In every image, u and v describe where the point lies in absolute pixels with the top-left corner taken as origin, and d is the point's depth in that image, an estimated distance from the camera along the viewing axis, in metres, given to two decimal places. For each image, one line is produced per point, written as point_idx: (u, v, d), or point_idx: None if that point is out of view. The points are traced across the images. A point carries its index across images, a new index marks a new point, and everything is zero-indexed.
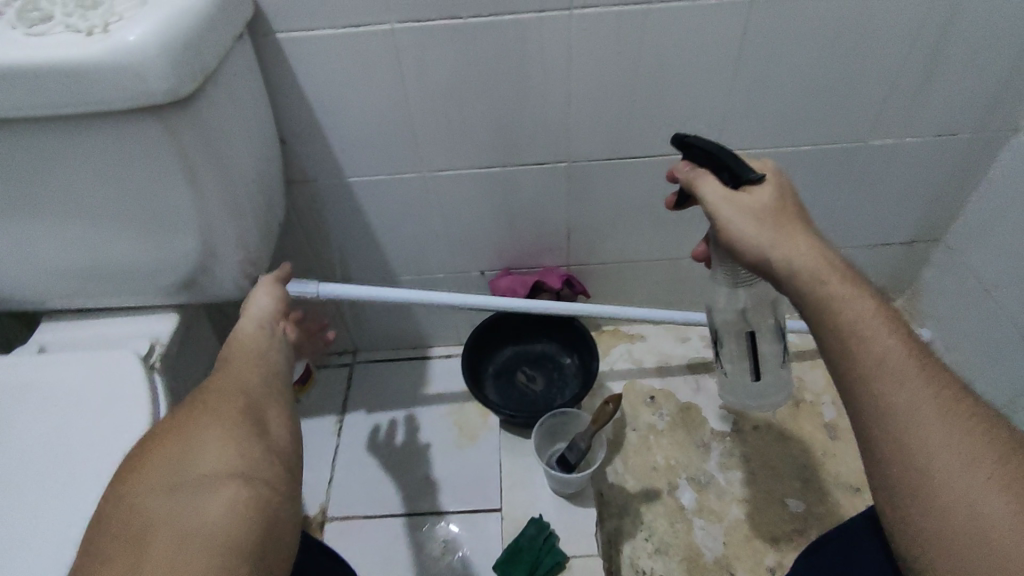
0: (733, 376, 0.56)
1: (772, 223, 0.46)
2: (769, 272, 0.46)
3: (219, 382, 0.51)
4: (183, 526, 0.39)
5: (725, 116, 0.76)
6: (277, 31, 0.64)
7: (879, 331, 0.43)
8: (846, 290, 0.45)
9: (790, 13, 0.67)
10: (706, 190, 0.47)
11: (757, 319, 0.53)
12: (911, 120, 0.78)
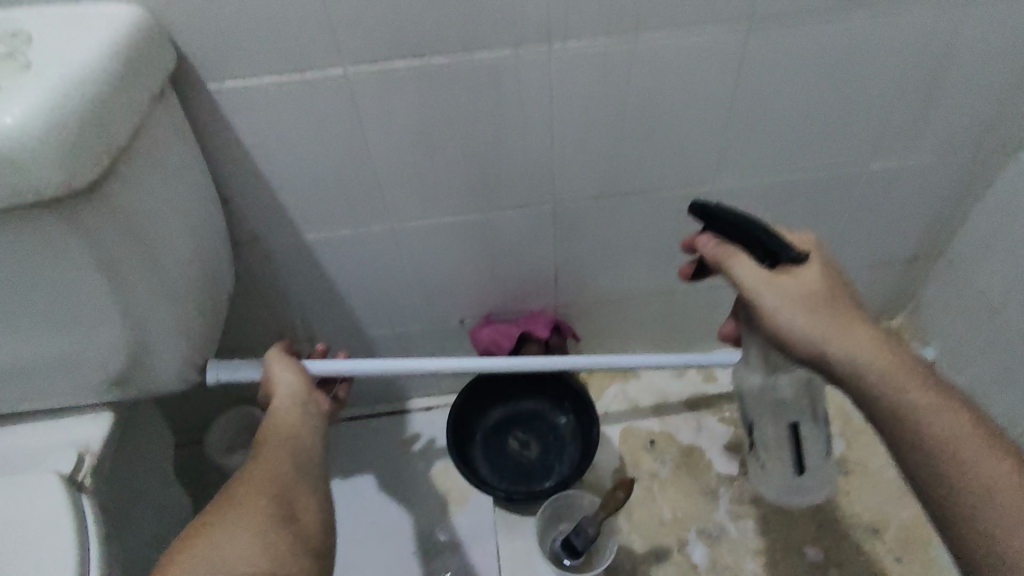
0: (771, 461, 0.61)
1: (821, 309, 0.49)
2: (827, 363, 0.50)
3: (252, 466, 0.49)
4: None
5: (721, 146, 0.69)
6: (207, 80, 0.54)
7: (979, 452, 0.47)
8: (930, 400, 0.48)
9: (789, 36, 0.60)
10: (746, 272, 0.49)
11: (798, 411, 0.57)
12: (915, 141, 0.73)
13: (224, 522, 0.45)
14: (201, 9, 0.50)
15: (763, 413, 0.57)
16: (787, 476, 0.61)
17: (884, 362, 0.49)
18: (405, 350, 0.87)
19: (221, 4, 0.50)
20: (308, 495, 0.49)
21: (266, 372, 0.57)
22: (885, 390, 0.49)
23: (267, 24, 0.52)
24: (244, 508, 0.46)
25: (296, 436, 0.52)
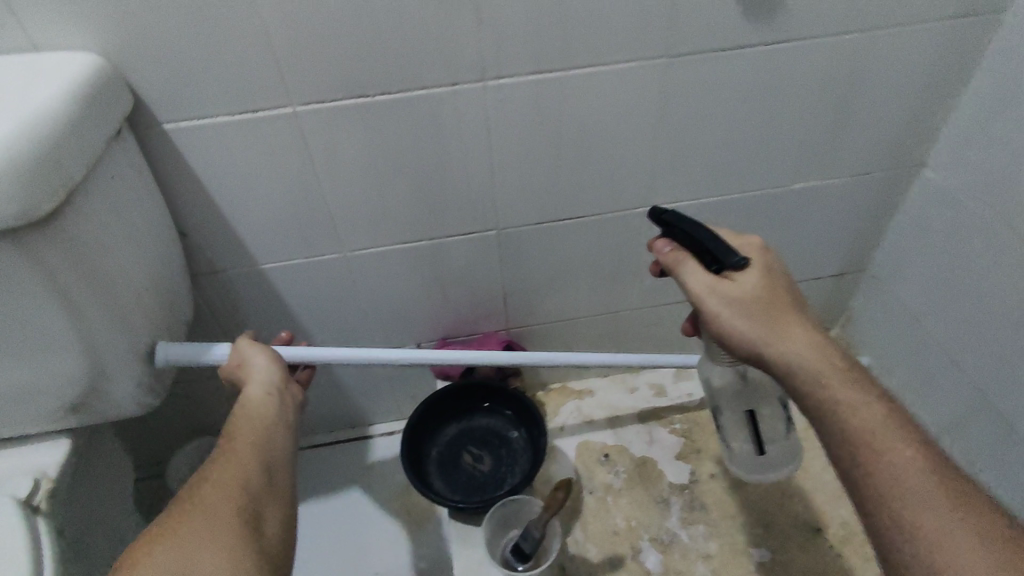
0: (735, 445, 0.65)
1: (760, 312, 0.52)
2: (764, 362, 0.53)
3: (210, 466, 0.48)
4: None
5: (650, 173, 0.75)
6: (163, 121, 0.59)
7: (894, 443, 0.49)
8: (852, 400, 0.51)
9: (700, 74, 0.67)
10: (691, 276, 0.53)
11: (757, 399, 0.62)
12: (827, 165, 0.80)
13: (170, 525, 0.43)
14: (156, 56, 0.54)
15: (728, 399, 0.62)
16: (752, 460, 0.65)
17: (815, 364, 0.52)
18: (365, 375, 0.90)
19: (176, 52, 0.55)
20: (263, 496, 0.47)
21: (241, 361, 0.57)
22: (815, 389, 0.52)
23: (220, 68, 0.56)
24: (191, 509, 0.44)
25: (270, 428, 0.52)
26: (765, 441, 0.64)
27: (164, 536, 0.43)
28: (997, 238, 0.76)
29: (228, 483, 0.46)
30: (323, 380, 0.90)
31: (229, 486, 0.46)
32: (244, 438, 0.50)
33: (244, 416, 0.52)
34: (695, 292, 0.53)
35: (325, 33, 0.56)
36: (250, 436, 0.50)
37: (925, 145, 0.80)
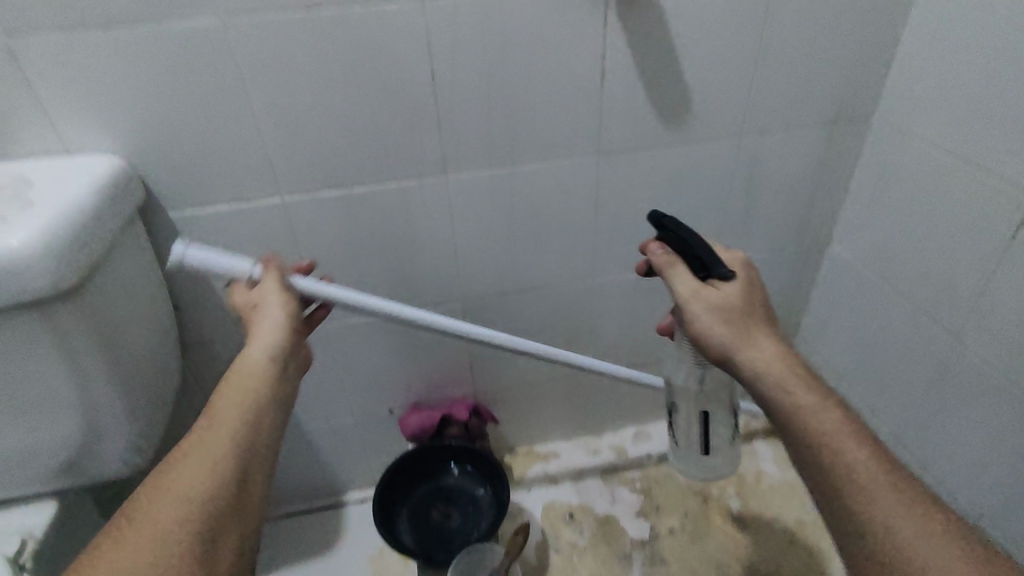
0: (686, 444, 0.69)
1: (736, 320, 0.54)
2: (733, 367, 0.55)
3: (181, 447, 0.48)
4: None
5: (594, 251, 0.86)
6: (168, 210, 0.68)
7: (845, 442, 0.50)
8: (814, 400, 0.52)
9: (631, 169, 0.79)
10: (678, 279, 0.56)
11: (713, 403, 0.66)
12: (749, 241, 0.91)
13: (130, 509, 0.44)
14: (167, 156, 0.65)
15: (686, 394, 0.66)
16: (700, 461, 0.69)
17: (781, 371, 0.53)
18: (339, 440, 0.95)
19: (185, 154, 0.65)
20: (232, 498, 0.46)
21: (255, 307, 0.57)
22: (777, 396, 0.52)
23: (221, 167, 0.67)
24: (151, 496, 0.45)
25: (256, 412, 0.51)
26: (713, 443, 0.68)
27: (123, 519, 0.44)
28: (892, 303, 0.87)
29: (190, 474, 0.46)
30: (299, 447, 0.94)
31: (190, 476, 0.46)
32: (218, 423, 0.49)
33: (231, 389, 0.52)
34: (681, 293, 0.55)
35: (310, 138, 0.67)
36: (229, 427, 0.50)
37: (829, 224, 0.93)
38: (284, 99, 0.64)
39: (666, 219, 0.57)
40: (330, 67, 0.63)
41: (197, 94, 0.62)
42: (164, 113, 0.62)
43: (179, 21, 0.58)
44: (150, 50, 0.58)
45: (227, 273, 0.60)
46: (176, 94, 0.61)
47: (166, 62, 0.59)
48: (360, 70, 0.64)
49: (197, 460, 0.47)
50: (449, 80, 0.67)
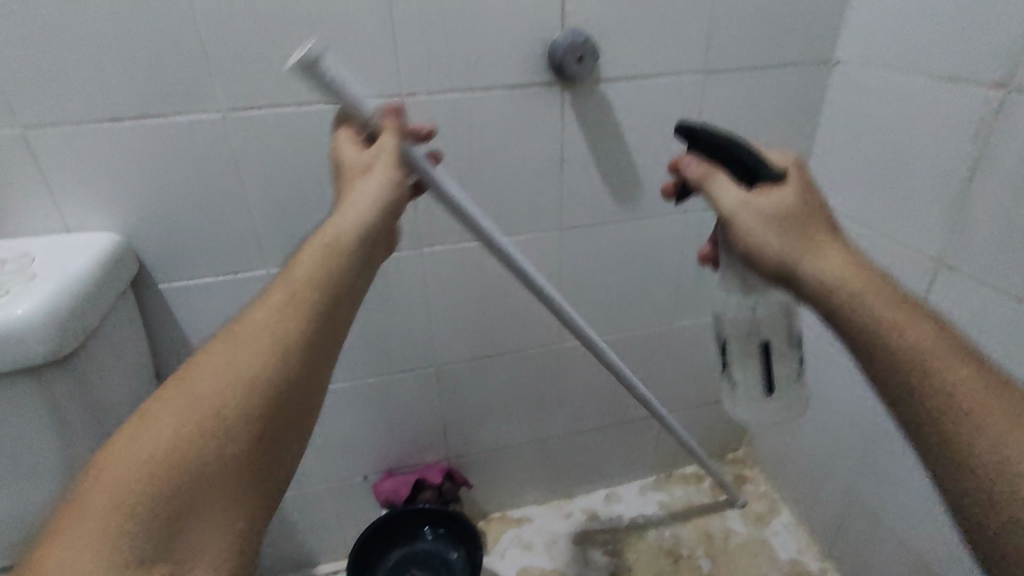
0: (744, 391, 0.64)
1: (794, 227, 0.49)
2: (793, 281, 0.49)
3: (234, 331, 0.46)
4: (93, 518, 0.40)
5: (560, 318, 0.92)
6: (158, 281, 0.73)
7: (947, 358, 0.45)
8: (904, 311, 0.47)
9: (590, 242, 0.87)
10: (722, 189, 0.51)
11: (772, 337, 0.60)
12: (702, 306, 0.99)
13: (176, 385, 0.45)
14: (163, 232, 0.70)
15: (735, 332, 0.61)
16: (760, 405, 0.64)
17: (855, 278, 0.48)
18: (313, 508, 0.95)
19: (178, 231, 0.70)
20: (236, 427, 0.44)
21: (353, 190, 0.52)
22: (854, 309, 0.47)
23: (212, 242, 0.72)
24: (194, 380, 0.45)
25: (280, 329, 0.46)
26: (773, 384, 0.63)
27: (168, 395, 0.44)
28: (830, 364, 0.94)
29: (231, 366, 0.44)
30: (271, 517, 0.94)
31: (231, 367, 0.44)
32: (269, 317, 0.46)
33: (296, 273, 0.47)
34: (726, 206, 0.50)
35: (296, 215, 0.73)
36: (252, 341, 0.45)
37: None
38: (274, 181, 0.71)
39: (696, 124, 0.52)
40: (318, 153, 0.70)
41: (196, 176, 0.68)
42: (164, 194, 0.68)
43: (185, 114, 0.65)
44: (156, 139, 0.65)
45: (351, 103, 0.54)
46: (177, 177, 0.68)
47: (170, 150, 0.66)
48: (343, 156, 0.71)
49: (207, 382, 0.44)
50: None
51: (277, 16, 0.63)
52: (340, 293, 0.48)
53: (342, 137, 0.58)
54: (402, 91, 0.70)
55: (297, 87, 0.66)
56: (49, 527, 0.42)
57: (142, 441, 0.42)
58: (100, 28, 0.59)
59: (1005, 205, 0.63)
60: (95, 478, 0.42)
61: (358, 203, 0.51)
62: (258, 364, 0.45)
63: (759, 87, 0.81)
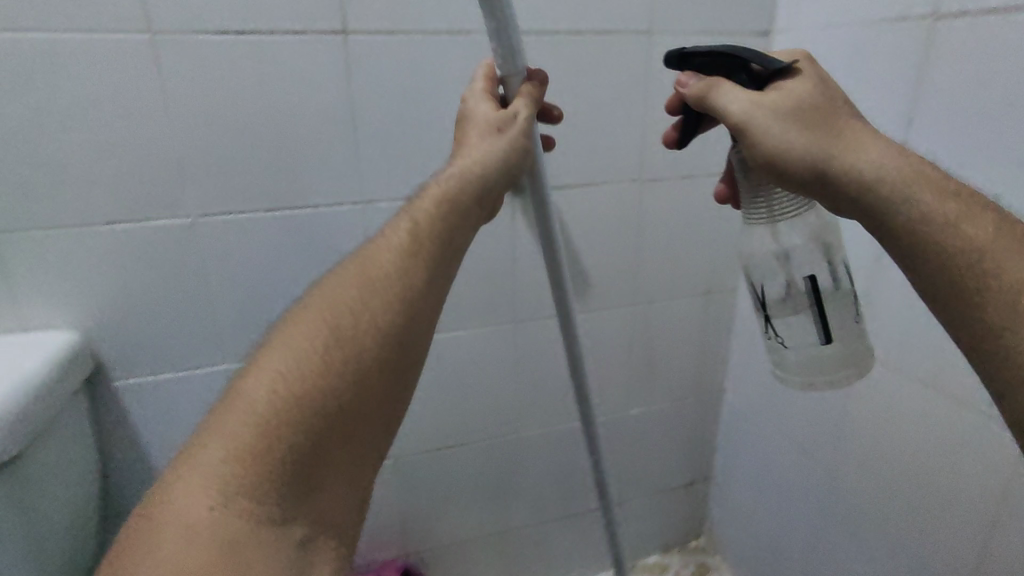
0: (796, 342, 0.58)
1: (815, 122, 0.50)
2: (829, 181, 0.50)
3: (362, 261, 0.48)
4: (242, 437, 0.42)
5: (516, 407, 0.94)
6: (113, 379, 0.73)
7: (1002, 253, 0.45)
8: (956, 208, 0.47)
9: (542, 334, 0.91)
10: (730, 96, 0.50)
11: (809, 261, 0.56)
12: (654, 393, 1.03)
13: (309, 312, 0.47)
14: (124, 330, 0.72)
15: (766, 276, 0.58)
16: (823, 356, 0.57)
17: (899, 178, 0.48)
18: None
19: (136, 331, 0.72)
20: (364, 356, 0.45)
21: (473, 141, 0.53)
22: (896, 206, 0.48)
23: (169, 341, 0.74)
24: (328, 308, 0.47)
25: (405, 276, 0.47)
26: (831, 325, 0.57)
27: (301, 323, 0.46)
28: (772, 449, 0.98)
29: (365, 293, 0.47)
30: None
31: (363, 297, 0.47)
32: (400, 248, 0.48)
33: (422, 209, 0.50)
34: (734, 112, 0.50)
35: (258, 310, 0.76)
36: (377, 283, 0.47)
37: (722, 378, 1.07)
38: (238, 279, 0.74)
39: (690, 46, 0.51)
40: (282, 253, 0.74)
41: (161, 276, 0.71)
42: (128, 293, 0.70)
43: (164, 219, 0.69)
44: (125, 241, 0.68)
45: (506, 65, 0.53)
46: (142, 277, 0.70)
47: (139, 251, 0.69)
48: (306, 255, 0.75)
49: (339, 312, 0.46)
50: None
51: (247, 132, 0.68)
52: (455, 250, 0.51)
53: (477, 87, 0.56)
54: (363, 197, 0.75)
55: (263, 193, 0.71)
56: (190, 447, 0.44)
57: (281, 364, 0.44)
58: (74, 145, 0.64)
59: (903, 302, 0.69)
60: (240, 400, 0.44)
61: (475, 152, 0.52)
62: (392, 295, 0.47)
63: (688, 192, 0.90)
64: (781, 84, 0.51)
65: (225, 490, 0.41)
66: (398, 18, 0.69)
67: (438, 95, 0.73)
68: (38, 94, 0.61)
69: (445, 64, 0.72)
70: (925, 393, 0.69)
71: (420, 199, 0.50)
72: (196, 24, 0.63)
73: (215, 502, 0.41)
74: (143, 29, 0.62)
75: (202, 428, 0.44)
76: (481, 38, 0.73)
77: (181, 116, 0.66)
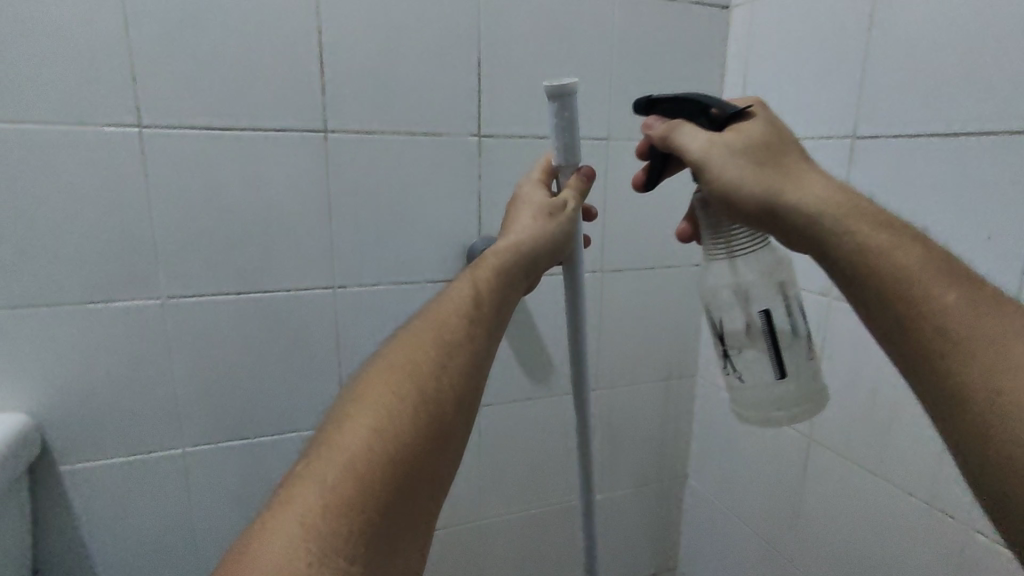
0: (752, 379, 0.53)
1: (765, 160, 0.48)
2: (776, 215, 0.48)
3: (430, 317, 0.48)
4: (337, 489, 0.39)
5: (479, 492, 0.93)
6: (60, 463, 0.70)
7: (937, 283, 0.44)
8: (894, 239, 0.46)
9: (506, 417, 0.92)
10: (689, 136, 0.50)
11: (766, 293, 0.52)
12: (617, 477, 1.03)
13: (388, 365, 0.45)
14: (79, 412, 0.70)
15: (721, 306, 0.54)
16: (780, 394, 0.53)
17: (841, 211, 0.47)
18: None
19: (90, 412, 0.71)
20: (445, 407, 0.44)
21: (527, 215, 0.55)
22: (838, 238, 0.47)
23: (125, 422, 0.72)
24: (410, 358, 0.46)
25: (472, 333, 0.48)
26: (786, 360, 0.52)
27: (382, 374, 0.45)
28: (734, 535, 0.98)
29: (440, 346, 0.46)
30: None
31: (438, 350, 0.46)
32: (466, 305, 0.49)
33: (482, 275, 0.51)
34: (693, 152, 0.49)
35: (221, 393, 0.76)
36: (448, 337, 0.47)
37: (683, 462, 1.08)
38: (203, 361, 0.74)
39: (655, 94, 0.52)
40: (250, 336, 0.75)
41: (125, 356, 0.71)
42: (88, 374, 0.70)
43: (126, 300, 0.69)
44: (91, 322, 0.69)
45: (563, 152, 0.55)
46: (105, 357, 0.70)
47: (105, 332, 0.69)
48: (275, 338, 0.77)
49: (421, 363, 0.45)
50: (351, 345, 0.80)
51: (225, 219, 0.71)
52: (505, 315, 0.52)
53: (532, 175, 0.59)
54: (334, 284, 0.77)
55: (235, 278, 0.73)
56: (275, 503, 0.40)
57: (371, 414, 0.42)
58: (51, 226, 0.65)
59: (848, 388, 0.73)
60: (330, 451, 0.41)
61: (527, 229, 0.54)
62: (466, 349, 0.47)
63: (647, 281, 0.95)
64: (735, 124, 0.50)
65: (321, 544, 0.37)
66: (375, 121, 0.75)
67: (411, 189, 0.78)
68: (23, 180, 0.63)
69: (418, 162, 0.78)
70: (871, 479, 0.72)
71: (479, 265, 0.52)
72: (185, 120, 0.67)
73: (312, 556, 0.37)
74: (133, 123, 0.66)
75: (288, 482, 0.41)
76: (453, 140, 0.78)
77: (161, 201, 0.68)
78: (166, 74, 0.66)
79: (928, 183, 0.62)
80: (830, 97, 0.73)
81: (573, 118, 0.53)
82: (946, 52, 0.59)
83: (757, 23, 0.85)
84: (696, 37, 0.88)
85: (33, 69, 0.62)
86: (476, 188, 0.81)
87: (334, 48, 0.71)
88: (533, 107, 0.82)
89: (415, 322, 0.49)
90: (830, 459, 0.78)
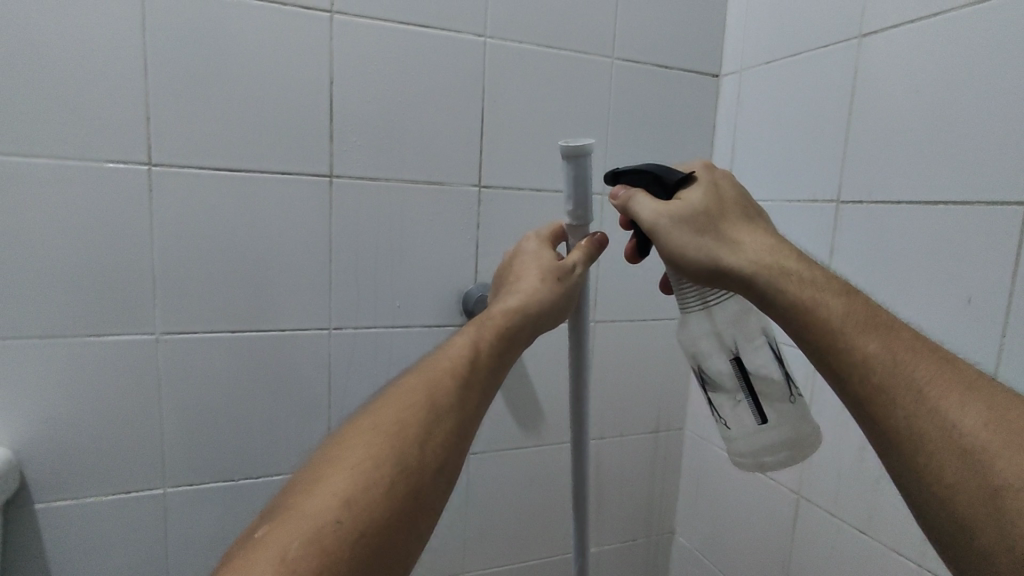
0: (737, 426, 0.53)
1: (705, 222, 0.50)
2: (721, 277, 0.49)
3: (422, 374, 0.49)
4: (296, 562, 0.38)
5: (464, 544, 0.91)
6: (36, 500, 0.68)
7: (865, 339, 0.45)
8: (825, 295, 0.47)
9: (496, 465, 0.91)
10: (640, 204, 0.51)
11: (739, 339, 0.53)
12: (604, 532, 1.01)
13: (373, 426, 0.46)
14: (62, 448, 0.69)
15: (700, 351, 0.54)
16: (762, 440, 0.52)
17: (776, 269, 0.48)
18: None
19: (74, 448, 0.69)
20: (418, 476, 0.44)
21: (534, 276, 0.57)
22: (775, 295, 0.47)
23: (109, 460, 0.71)
24: (391, 421, 0.46)
25: (460, 402, 0.48)
26: (766, 405, 0.52)
27: (359, 437, 0.45)
28: None
29: (429, 409, 0.47)
30: None
31: (424, 414, 0.46)
32: (462, 367, 0.50)
33: (484, 336, 0.52)
34: (644, 221, 0.50)
35: (208, 432, 0.74)
36: (434, 403, 0.47)
37: (670, 519, 1.06)
38: (193, 400, 0.73)
39: (619, 167, 0.53)
40: (242, 376, 0.75)
41: (114, 392, 0.70)
42: (75, 409, 0.69)
43: (121, 335, 0.69)
44: (84, 355, 0.68)
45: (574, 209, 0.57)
46: (93, 391, 0.69)
47: (97, 365, 0.69)
48: (267, 379, 0.76)
49: (397, 427, 0.45)
50: (343, 388, 0.80)
51: (226, 257, 0.72)
52: (495, 382, 0.52)
53: (540, 234, 0.63)
54: (330, 324, 0.78)
55: (233, 317, 0.73)
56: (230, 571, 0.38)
57: (345, 481, 0.42)
58: (53, 257, 0.66)
59: (837, 447, 0.74)
60: (297, 520, 0.40)
61: (530, 293, 0.55)
62: (450, 416, 0.47)
63: (637, 334, 0.97)
64: (679, 191, 0.51)
65: None
66: (379, 169, 0.77)
67: (412, 235, 0.80)
68: (30, 211, 0.64)
69: (420, 210, 0.80)
70: (860, 539, 0.72)
71: (484, 324, 0.53)
72: (195, 160, 0.69)
73: None
74: (145, 162, 0.67)
75: (249, 549, 0.39)
76: (454, 189, 0.81)
77: (165, 238, 0.69)
78: (180, 116, 0.68)
79: (911, 249, 0.65)
80: (813, 166, 0.77)
81: (585, 178, 0.55)
82: (923, 126, 0.63)
83: (745, 93, 0.90)
84: (686, 103, 0.93)
85: (52, 106, 0.63)
86: (475, 237, 0.83)
87: (345, 97, 0.74)
88: (533, 160, 0.85)
89: (397, 383, 0.50)
90: (820, 518, 0.77)
